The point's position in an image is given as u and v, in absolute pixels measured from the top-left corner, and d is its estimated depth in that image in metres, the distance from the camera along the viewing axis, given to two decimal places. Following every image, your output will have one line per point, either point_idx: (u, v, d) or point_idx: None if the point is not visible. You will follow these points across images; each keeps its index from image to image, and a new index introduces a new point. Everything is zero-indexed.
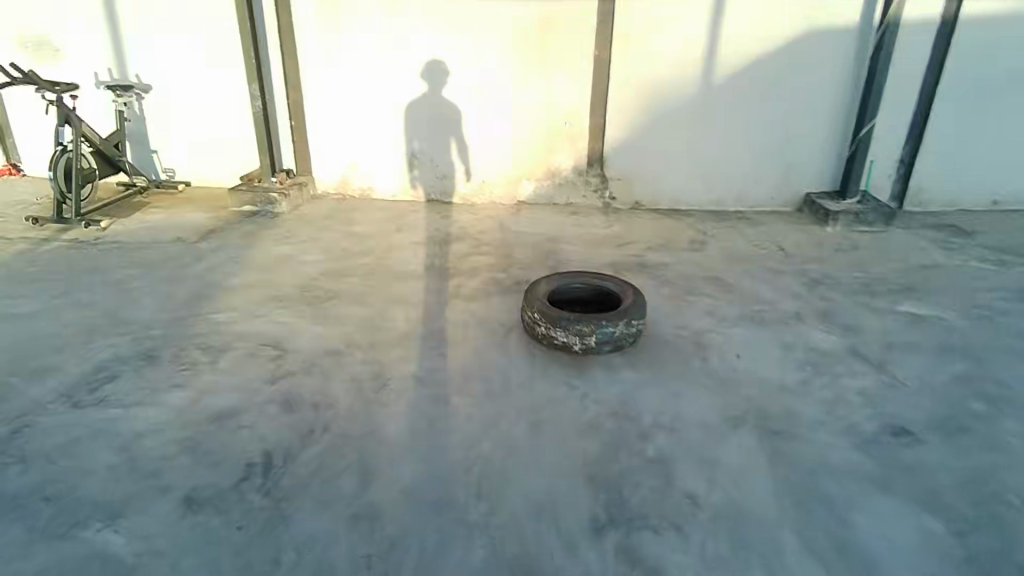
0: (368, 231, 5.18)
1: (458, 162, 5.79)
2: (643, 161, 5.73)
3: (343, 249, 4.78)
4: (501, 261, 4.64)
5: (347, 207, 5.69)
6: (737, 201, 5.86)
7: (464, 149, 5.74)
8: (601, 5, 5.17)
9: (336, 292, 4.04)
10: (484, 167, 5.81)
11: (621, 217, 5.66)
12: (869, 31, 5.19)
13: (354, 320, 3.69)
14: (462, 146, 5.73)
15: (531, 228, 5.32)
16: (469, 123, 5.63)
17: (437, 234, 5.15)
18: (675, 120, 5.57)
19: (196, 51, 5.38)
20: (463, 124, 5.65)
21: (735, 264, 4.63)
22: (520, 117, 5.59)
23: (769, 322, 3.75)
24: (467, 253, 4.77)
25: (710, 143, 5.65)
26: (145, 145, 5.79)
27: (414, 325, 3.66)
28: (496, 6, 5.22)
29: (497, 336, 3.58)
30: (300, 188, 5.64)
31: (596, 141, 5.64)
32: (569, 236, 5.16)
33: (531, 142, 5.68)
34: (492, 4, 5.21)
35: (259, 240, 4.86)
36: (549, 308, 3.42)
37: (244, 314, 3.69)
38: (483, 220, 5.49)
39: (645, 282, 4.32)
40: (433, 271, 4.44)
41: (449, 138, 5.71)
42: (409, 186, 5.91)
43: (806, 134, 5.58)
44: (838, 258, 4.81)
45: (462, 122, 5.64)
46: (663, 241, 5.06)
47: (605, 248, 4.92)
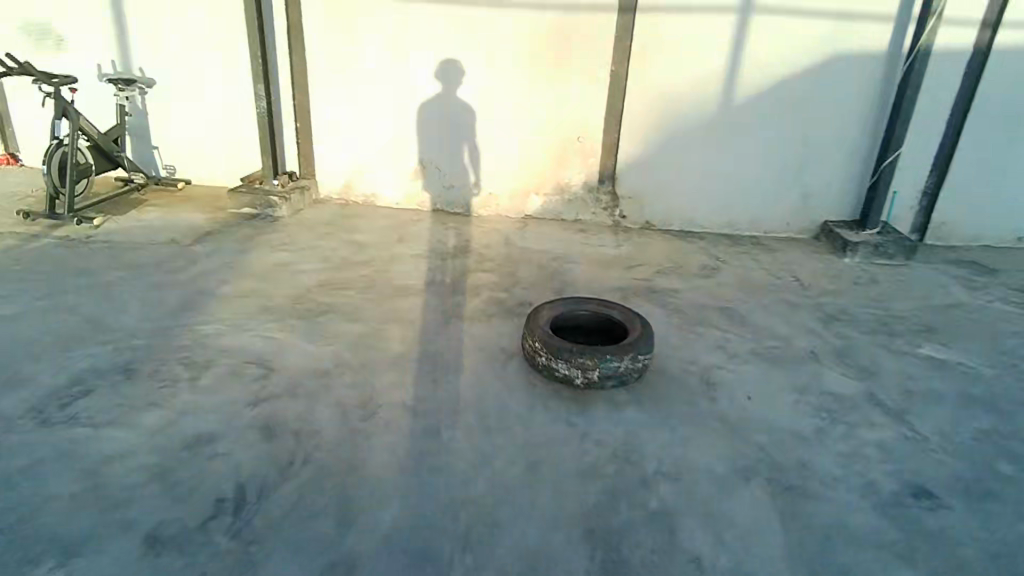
0: (368, 239, 5.02)
1: (470, 170, 5.61)
2: (656, 180, 5.54)
3: (341, 258, 4.62)
4: (505, 279, 4.46)
5: (349, 213, 5.53)
6: (751, 225, 5.66)
7: (475, 158, 5.56)
8: (621, 18, 5.01)
9: (330, 305, 3.88)
10: (491, 178, 5.63)
11: (631, 237, 5.47)
12: (897, 57, 5.00)
13: (346, 337, 3.53)
14: (475, 156, 5.55)
15: (537, 244, 5.14)
16: (478, 132, 5.47)
17: (439, 246, 4.98)
18: (692, 139, 5.38)
19: (202, 47, 5.24)
20: (474, 133, 5.48)
21: (748, 294, 4.44)
22: (532, 128, 5.42)
23: (782, 360, 3.56)
24: (469, 269, 4.60)
25: (726, 165, 5.46)
26: (146, 140, 5.65)
27: (410, 346, 3.49)
28: (512, 14, 5.06)
29: (496, 362, 3.40)
30: (302, 192, 5.48)
31: (608, 157, 5.46)
32: (576, 254, 4.98)
33: (542, 154, 5.51)
34: (508, 11, 5.05)
35: (255, 245, 4.70)
36: (552, 337, 3.24)
37: (232, 326, 3.54)
38: (488, 234, 5.32)
39: (653, 309, 4.13)
40: (433, 286, 4.27)
41: (463, 145, 5.53)
42: (414, 194, 5.74)
43: (827, 159, 5.39)
44: (857, 291, 4.61)
45: (473, 131, 5.47)
46: (673, 266, 4.87)
47: (613, 269, 4.73)
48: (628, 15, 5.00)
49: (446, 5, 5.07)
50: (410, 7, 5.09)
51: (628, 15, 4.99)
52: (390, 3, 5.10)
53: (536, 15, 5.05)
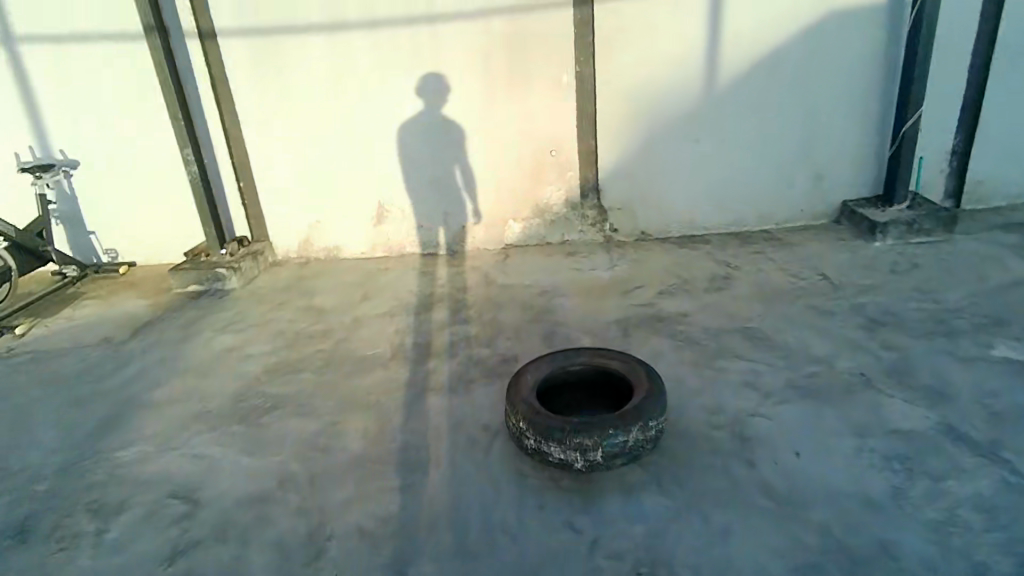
0: (329, 302, 4.40)
1: (467, 199, 4.96)
2: (644, 184, 4.89)
3: (296, 331, 4.01)
4: (485, 328, 3.83)
5: (310, 273, 4.94)
6: (759, 218, 4.98)
7: (473, 184, 4.91)
8: (577, 11, 4.41)
9: (277, 396, 3.27)
10: (478, 202, 4.98)
11: (626, 253, 4.81)
12: (899, 8, 4.37)
13: (293, 439, 2.91)
14: (469, 176, 4.89)
15: (520, 278, 4.49)
16: (462, 149, 4.81)
17: (409, 297, 4.35)
18: (677, 133, 4.74)
19: (122, 117, 4.73)
20: (469, 151, 4.82)
21: (769, 305, 3.77)
22: (500, 148, 4.80)
23: (827, 394, 2.91)
24: (443, 321, 3.97)
25: (720, 156, 4.80)
26: (80, 227, 5.13)
27: (370, 440, 2.86)
28: (456, 26, 4.47)
29: (477, 447, 2.76)
30: (254, 258, 4.92)
31: (588, 167, 4.83)
32: (565, 283, 4.34)
33: (514, 175, 4.88)
34: (450, 23, 4.46)
35: (199, 329, 4.12)
36: (539, 412, 2.60)
37: (158, 446, 2.96)
38: (464, 274, 4.68)
39: (661, 343, 3.47)
40: (401, 351, 3.65)
41: (454, 170, 4.87)
42: (379, 240, 5.14)
43: (834, 133, 4.72)
44: (898, 282, 3.93)
45: (468, 148, 4.81)
46: (679, 282, 4.20)
47: (610, 296, 4.08)
48: (584, 6, 4.40)
49: (380, 29, 4.50)
50: (340, 37, 4.54)
51: (584, 6, 4.40)
52: (320, 37, 4.54)
53: (482, 23, 4.45)
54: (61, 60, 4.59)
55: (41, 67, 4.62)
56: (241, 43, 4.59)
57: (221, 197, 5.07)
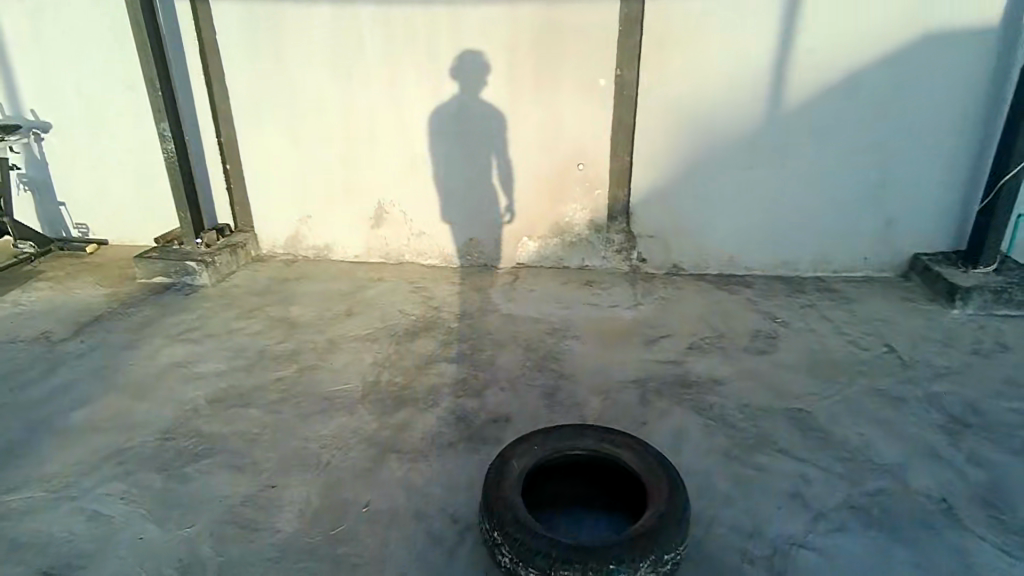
0: (306, 313, 3.82)
1: (501, 198, 4.28)
2: (682, 212, 4.22)
3: (259, 349, 3.43)
4: (476, 371, 3.21)
5: (293, 274, 4.37)
6: (812, 263, 4.29)
7: (511, 181, 4.23)
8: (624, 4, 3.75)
9: (212, 437, 2.70)
10: (513, 201, 4.28)
11: (653, 288, 4.14)
12: (1014, 36, 3.62)
13: (215, 504, 2.33)
14: (507, 172, 4.21)
15: (527, 309, 3.86)
16: (501, 138, 4.12)
17: (396, 319, 3.75)
18: (727, 157, 4.06)
19: (99, 79, 4.19)
20: (510, 146, 4.13)
21: (822, 383, 3.11)
22: (521, 153, 4.15)
23: (898, 526, 2.26)
24: (430, 355, 3.36)
25: (775, 188, 4.11)
26: (50, 197, 4.63)
27: (309, 517, 2.28)
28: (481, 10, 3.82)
29: (440, 547, 2.16)
30: (232, 251, 4.35)
31: (620, 186, 4.18)
32: (578, 321, 3.71)
33: (534, 185, 4.23)
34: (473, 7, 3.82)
35: (151, 333, 3.59)
36: (521, 522, 1.98)
37: (55, 491, 2.42)
38: (464, 295, 4.06)
39: (686, 419, 2.82)
40: (373, 391, 3.05)
41: (490, 161, 4.19)
42: (375, 243, 4.54)
43: (913, 175, 4.01)
44: (982, 368, 3.23)
45: (508, 142, 4.13)
46: (714, 336, 3.54)
47: (629, 346, 3.43)
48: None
49: (392, 7, 3.89)
50: (348, 12, 3.93)
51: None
52: (327, 10, 3.94)
53: (511, 9, 3.81)
54: (34, 9, 4.07)
55: (13, 16, 4.11)
56: (238, 9, 4.01)
57: (205, 179, 4.52)
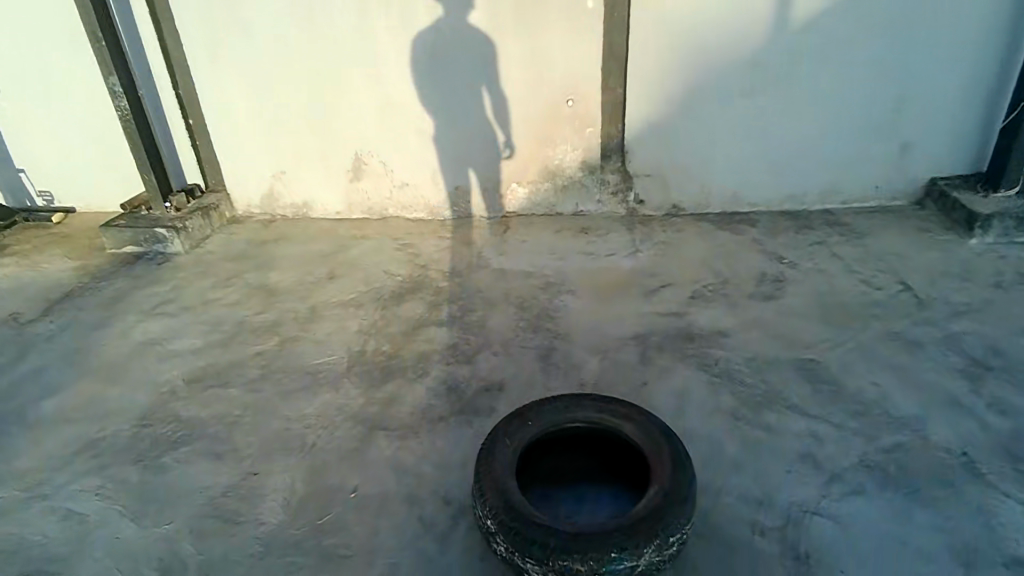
0: (285, 279, 3.60)
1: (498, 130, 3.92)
2: (681, 147, 3.92)
3: (236, 321, 3.24)
4: (466, 335, 3.04)
5: (271, 235, 4.12)
6: (821, 195, 4.02)
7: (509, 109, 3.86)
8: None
9: (190, 422, 2.56)
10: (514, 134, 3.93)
11: (652, 232, 3.90)
12: None
13: (195, 497, 2.21)
14: (505, 102, 3.84)
15: (519, 263, 3.64)
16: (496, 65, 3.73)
17: (380, 281, 3.54)
18: (729, 83, 3.72)
19: (38, 31, 3.82)
20: (506, 73, 3.75)
21: (833, 330, 2.93)
22: (504, 92, 3.81)
23: (917, 485, 2.13)
24: (417, 320, 3.17)
25: (781, 114, 3.79)
26: (7, 164, 4.33)
27: (294, 506, 2.16)
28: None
29: (432, 533, 2.04)
30: (204, 214, 4.08)
31: (614, 122, 3.86)
32: (573, 274, 3.49)
33: (523, 125, 3.91)
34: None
35: (123, 309, 3.40)
36: (515, 509, 1.85)
37: (26, 491, 2.30)
38: (453, 250, 3.84)
39: (690, 377, 2.67)
40: (359, 362, 2.88)
41: (483, 91, 3.81)
42: (355, 198, 4.25)
43: (931, 92, 3.68)
44: (1003, 305, 3.05)
45: (504, 70, 3.74)
46: (717, 283, 3.34)
47: (628, 299, 3.24)
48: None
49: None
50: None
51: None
52: None
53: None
54: None
55: None
56: None
57: (167, 137, 4.20)
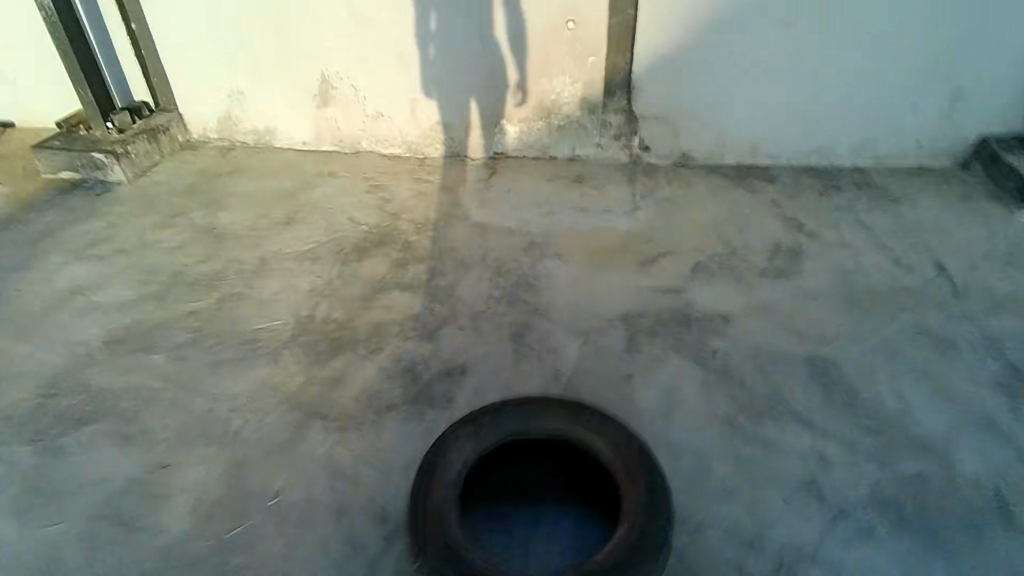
0: (235, 221, 3.17)
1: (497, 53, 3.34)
2: (697, 84, 3.35)
3: (173, 270, 2.85)
4: (431, 304, 2.65)
5: (227, 167, 3.64)
6: (854, 150, 3.48)
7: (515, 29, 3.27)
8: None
9: (102, 394, 2.23)
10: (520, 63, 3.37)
11: (657, 186, 3.41)
12: None
13: (92, 495, 1.91)
14: (509, 21, 3.24)
15: (501, 217, 3.19)
16: None
17: (343, 230, 3.11)
18: (761, 8, 3.11)
19: None
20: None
21: (852, 322, 2.53)
22: (495, 8, 3.21)
23: (936, 530, 1.84)
24: (378, 281, 2.78)
25: (819, 50, 3.20)
26: None
27: (205, 512, 1.86)
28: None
29: (362, 557, 1.75)
30: (151, 137, 3.57)
31: (622, 50, 3.28)
32: (562, 234, 3.05)
33: (522, 51, 3.33)
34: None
35: (49, 248, 3.00)
36: (451, 550, 1.60)
37: None
38: (429, 197, 3.38)
39: (682, 372, 2.30)
40: (305, 330, 2.51)
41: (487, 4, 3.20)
42: (324, 127, 3.70)
43: (997, 33, 3.10)
44: None
45: None
46: (726, 254, 2.90)
47: (621, 269, 2.82)
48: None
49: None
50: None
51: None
52: None
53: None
54: None
55: None
56: None
57: (102, 45, 3.55)
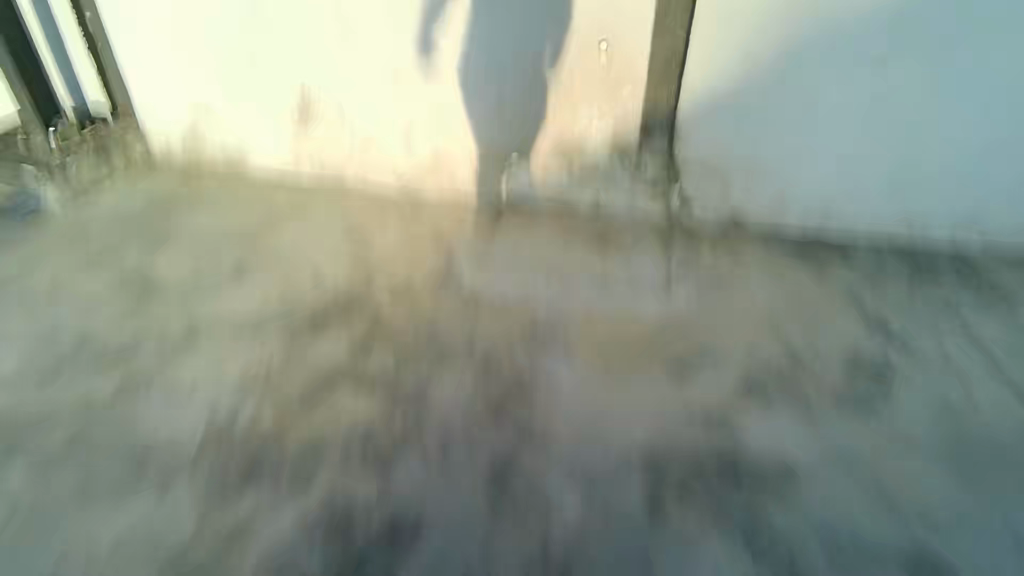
0: (173, 268, 2.58)
1: (515, 85, 2.72)
2: (762, 129, 2.64)
3: (79, 333, 2.28)
4: (391, 413, 2.00)
5: (183, 191, 3.05)
6: (961, 227, 2.68)
7: (540, 61, 2.65)
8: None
9: None
10: (543, 100, 2.74)
11: (701, 255, 2.72)
12: None
13: None
14: (532, 51, 2.63)
15: (500, 287, 2.54)
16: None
17: (301, 290, 2.49)
18: (857, 35, 2.38)
19: None
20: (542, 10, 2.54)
21: (956, 495, 1.84)
22: (517, 34, 2.59)
23: None
24: (328, 372, 2.15)
25: (928, 96, 2.45)
26: None
27: None
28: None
29: None
30: (99, 153, 3.00)
31: (665, 81, 2.60)
32: (573, 318, 2.39)
33: (546, 85, 2.70)
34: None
35: None
36: None
37: None
38: (416, 250, 2.74)
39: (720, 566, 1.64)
40: (217, 443, 1.90)
41: (506, 29, 2.59)
42: (303, 153, 3.06)
43: None
44: None
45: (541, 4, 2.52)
46: (787, 367, 2.21)
47: (646, 380, 2.15)
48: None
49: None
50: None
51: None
52: None
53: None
54: None
55: None
56: None
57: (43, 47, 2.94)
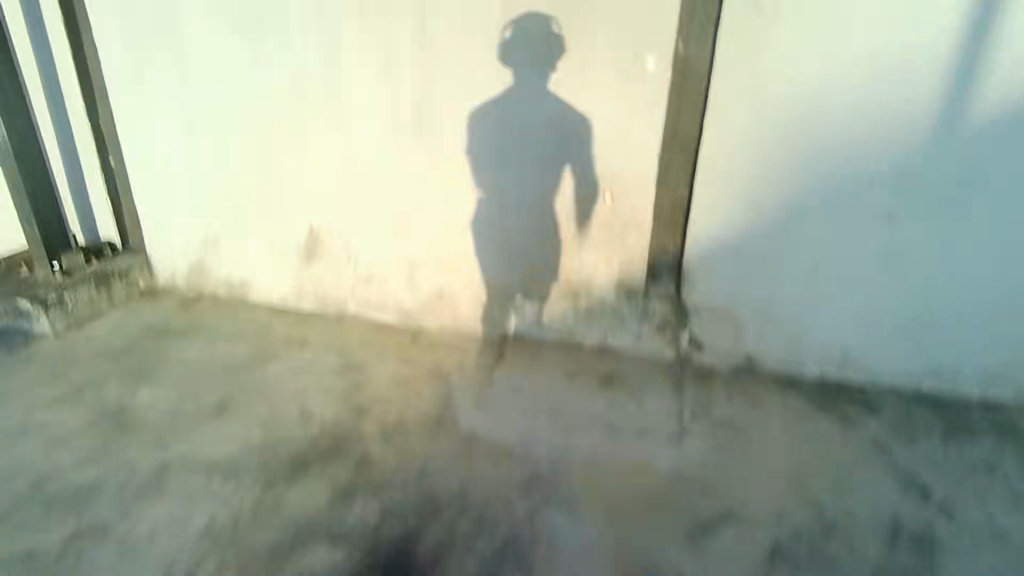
0: (155, 402, 2.44)
1: (520, 228, 2.74)
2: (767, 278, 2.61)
3: (41, 473, 2.11)
4: (371, 571, 1.80)
5: (179, 321, 2.99)
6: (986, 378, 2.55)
7: (547, 206, 2.68)
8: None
9: None
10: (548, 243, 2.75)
11: (711, 398, 2.58)
12: None
13: None
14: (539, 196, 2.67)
15: (500, 428, 2.38)
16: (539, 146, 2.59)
17: (287, 427, 2.33)
18: (862, 188, 2.40)
19: None
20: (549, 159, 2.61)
21: None
22: (524, 181, 2.66)
23: None
24: (306, 523, 1.94)
25: (936, 250, 2.42)
26: None
27: None
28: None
29: None
30: (102, 282, 3.00)
31: (670, 225, 2.62)
32: (577, 466, 2.21)
33: (551, 228, 2.72)
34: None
35: None
36: None
37: None
38: (413, 386, 2.62)
39: None
40: None
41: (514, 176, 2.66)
42: (306, 285, 3.07)
43: None
44: None
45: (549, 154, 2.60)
46: (815, 529, 1.98)
47: (660, 542, 1.92)
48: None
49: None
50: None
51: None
52: None
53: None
54: None
55: None
56: None
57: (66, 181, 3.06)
